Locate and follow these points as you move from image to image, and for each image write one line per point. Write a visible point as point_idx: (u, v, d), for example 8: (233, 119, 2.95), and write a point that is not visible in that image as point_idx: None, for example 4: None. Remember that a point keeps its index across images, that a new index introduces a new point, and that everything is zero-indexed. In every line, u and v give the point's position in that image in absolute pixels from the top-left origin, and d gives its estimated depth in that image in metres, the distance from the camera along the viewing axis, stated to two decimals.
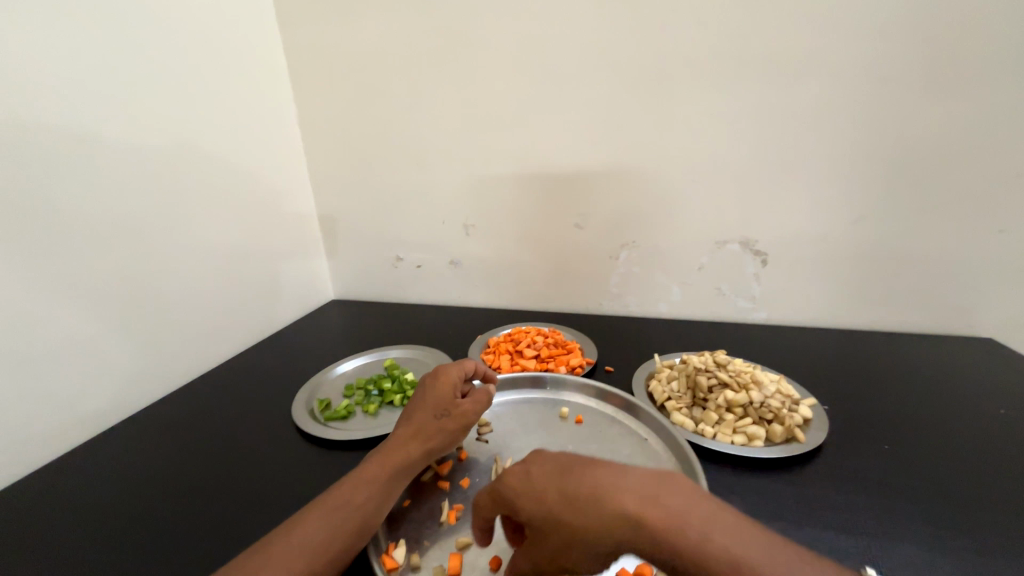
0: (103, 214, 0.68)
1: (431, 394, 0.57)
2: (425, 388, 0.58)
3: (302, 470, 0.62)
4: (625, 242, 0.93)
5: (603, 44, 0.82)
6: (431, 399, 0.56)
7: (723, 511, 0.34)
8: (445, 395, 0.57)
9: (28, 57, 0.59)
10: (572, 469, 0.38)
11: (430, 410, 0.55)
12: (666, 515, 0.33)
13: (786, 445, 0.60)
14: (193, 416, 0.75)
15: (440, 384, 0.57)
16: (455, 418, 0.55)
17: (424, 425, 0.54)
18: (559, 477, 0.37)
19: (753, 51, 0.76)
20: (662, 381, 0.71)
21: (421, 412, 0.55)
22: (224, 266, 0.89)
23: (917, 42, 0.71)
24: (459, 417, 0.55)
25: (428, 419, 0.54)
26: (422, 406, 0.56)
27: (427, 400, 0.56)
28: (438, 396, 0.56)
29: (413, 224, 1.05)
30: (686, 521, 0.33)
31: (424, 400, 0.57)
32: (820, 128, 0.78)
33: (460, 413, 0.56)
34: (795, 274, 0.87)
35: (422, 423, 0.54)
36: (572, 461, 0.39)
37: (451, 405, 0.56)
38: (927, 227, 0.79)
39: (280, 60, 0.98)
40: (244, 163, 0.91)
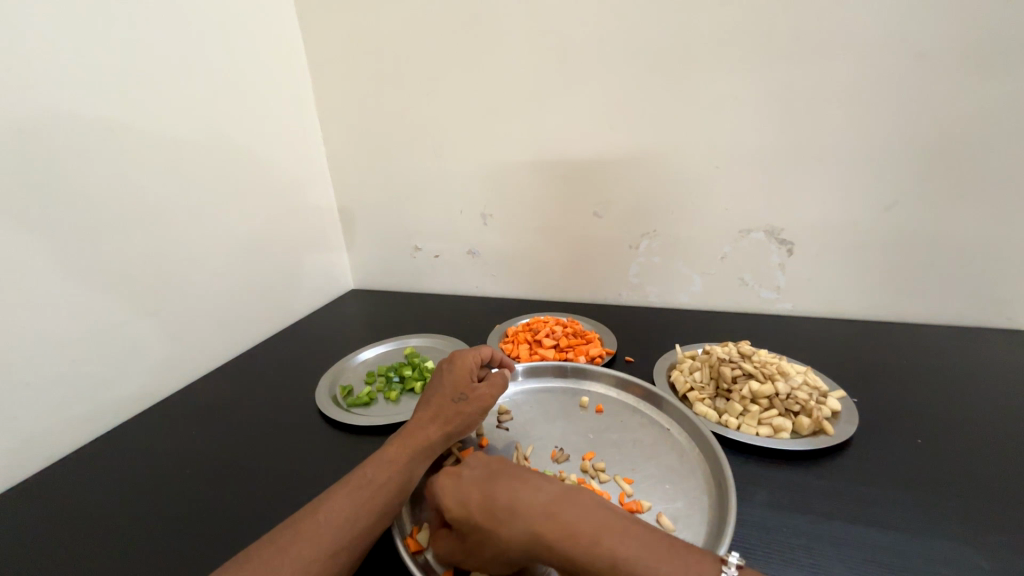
0: (133, 204, 0.70)
1: (448, 378, 0.57)
2: (442, 373, 0.59)
3: (326, 454, 0.64)
4: (646, 231, 0.91)
5: (624, 27, 0.79)
6: (448, 383, 0.57)
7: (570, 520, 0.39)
8: (462, 379, 0.57)
9: (57, 52, 0.61)
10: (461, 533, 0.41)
11: (448, 394, 0.56)
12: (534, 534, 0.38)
13: (813, 438, 0.58)
14: (222, 400, 0.78)
15: (456, 368, 0.58)
16: (472, 401, 0.55)
17: (442, 408, 0.54)
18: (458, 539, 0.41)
19: (782, 30, 0.73)
20: (684, 371, 0.70)
21: (438, 396, 0.56)
22: (246, 254, 0.90)
23: (962, 17, 0.66)
24: (477, 400, 0.55)
25: (446, 402, 0.55)
26: (440, 390, 0.57)
27: (444, 384, 0.57)
28: (455, 380, 0.57)
29: (430, 215, 1.05)
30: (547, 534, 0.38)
31: (441, 385, 0.57)
32: (852, 111, 0.74)
33: (479, 396, 0.56)
34: (823, 263, 0.84)
35: (440, 407, 0.55)
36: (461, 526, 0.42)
37: (469, 388, 0.56)
38: (969, 214, 0.75)
39: (299, 46, 0.98)
40: (264, 152, 0.92)
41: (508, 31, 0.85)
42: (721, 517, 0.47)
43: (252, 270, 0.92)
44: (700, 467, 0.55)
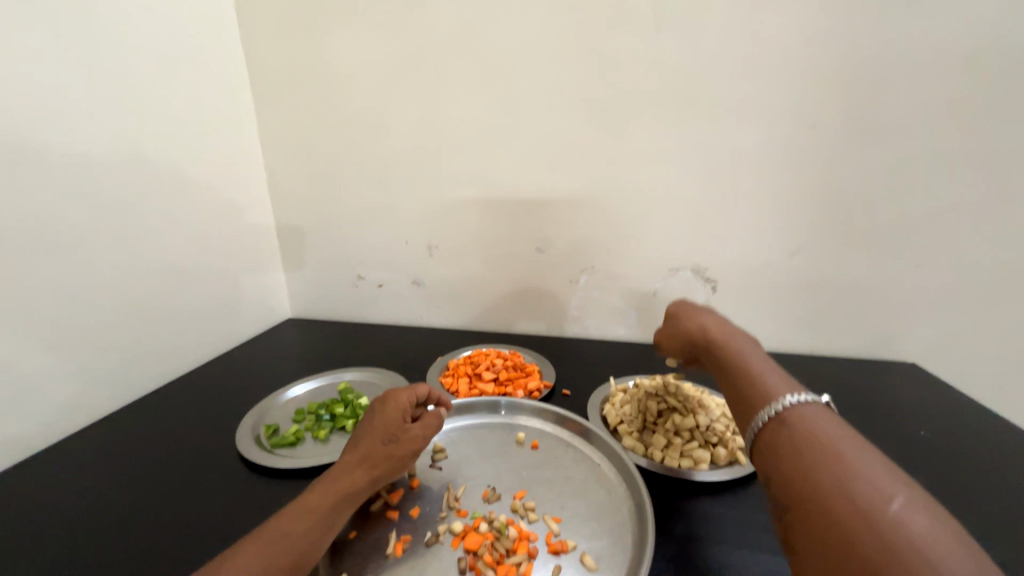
0: (40, 225, 0.65)
1: (378, 419, 0.56)
2: (374, 412, 0.57)
3: (243, 501, 0.60)
4: (585, 266, 0.95)
5: (564, 78, 0.85)
6: (379, 424, 0.55)
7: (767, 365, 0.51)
8: (394, 419, 0.56)
9: None
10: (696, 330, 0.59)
11: (378, 435, 0.54)
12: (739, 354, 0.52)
13: (729, 468, 0.62)
14: (128, 442, 0.71)
15: (390, 409, 0.56)
16: (403, 443, 0.54)
17: (370, 451, 0.53)
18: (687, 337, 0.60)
19: (700, 92, 0.81)
20: (616, 405, 0.72)
21: (367, 437, 0.54)
22: (170, 282, 0.84)
23: (843, 94, 0.78)
24: (407, 443, 0.54)
25: (375, 444, 0.53)
26: (369, 431, 0.55)
27: (375, 425, 0.55)
28: (387, 421, 0.55)
29: (375, 244, 1.04)
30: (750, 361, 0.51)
31: (371, 425, 0.55)
32: (761, 166, 0.83)
33: (410, 438, 0.55)
34: (742, 300, 0.92)
35: (369, 449, 0.53)
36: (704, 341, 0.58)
37: (401, 430, 0.55)
38: (858, 260, 0.86)
39: (241, 70, 0.97)
40: (198, 175, 0.88)
41: (456, 73, 0.89)
42: (640, 555, 0.49)
43: (177, 298, 0.86)
44: (624, 501, 0.57)
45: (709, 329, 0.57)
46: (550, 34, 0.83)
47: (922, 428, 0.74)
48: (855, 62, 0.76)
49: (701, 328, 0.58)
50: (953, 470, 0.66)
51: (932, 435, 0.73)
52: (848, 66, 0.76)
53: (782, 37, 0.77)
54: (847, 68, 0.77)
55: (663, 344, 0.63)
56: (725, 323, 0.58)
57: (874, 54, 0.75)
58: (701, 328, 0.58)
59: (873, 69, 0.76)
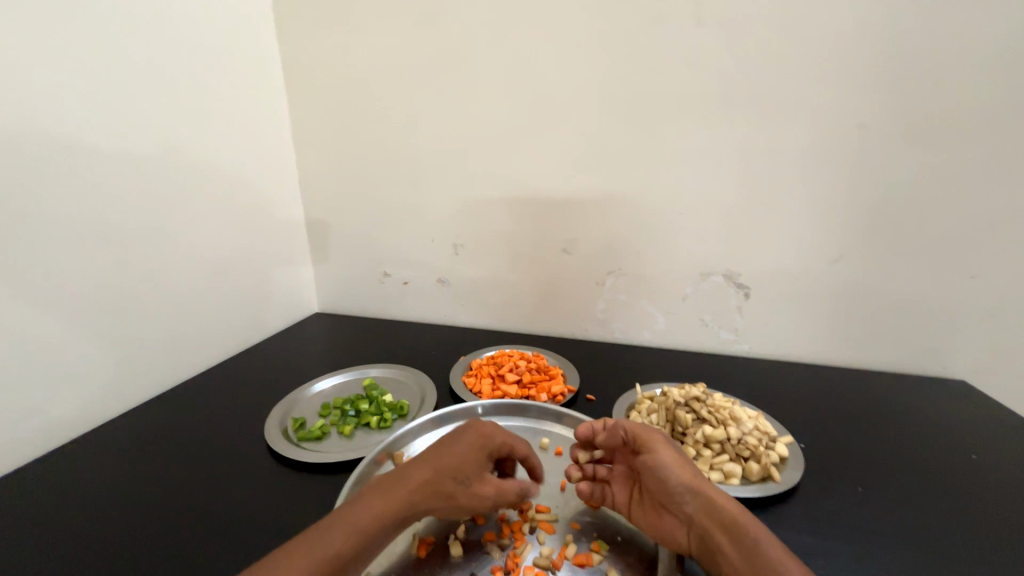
0: (84, 219, 0.68)
1: (465, 449, 0.51)
2: (465, 438, 0.53)
3: (270, 493, 0.61)
4: (611, 269, 0.93)
5: (595, 77, 0.83)
6: (464, 456, 0.51)
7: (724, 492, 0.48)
8: (478, 461, 0.52)
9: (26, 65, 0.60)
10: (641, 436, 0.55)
11: (456, 467, 0.50)
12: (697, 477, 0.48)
13: (762, 484, 0.60)
14: (164, 430, 0.74)
15: (477, 445, 0.52)
16: (471, 495, 0.50)
17: (440, 481, 0.49)
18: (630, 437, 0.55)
19: (737, 92, 0.78)
20: (642, 412, 0.70)
21: (448, 462, 0.50)
22: (204, 273, 0.87)
23: (893, 94, 0.74)
24: (473, 495, 0.50)
25: (450, 477, 0.49)
26: (453, 459, 0.50)
27: (461, 453, 0.51)
28: (472, 460, 0.51)
29: (402, 242, 1.04)
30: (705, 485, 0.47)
31: (456, 450, 0.51)
32: (801, 169, 0.80)
33: (478, 492, 0.50)
34: (775, 309, 0.89)
35: (441, 477, 0.49)
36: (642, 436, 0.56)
37: (476, 477, 0.51)
38: (905, 269, 0.81)
39: (275, 66, 0.99)
40: (233, 171, 0.91)
41: (484, 69, 0.88)
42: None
43: (211, 291, 0.89)
44: None
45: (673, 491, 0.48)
46: (581, 30, 0.82)
47: (972, 450, 0.70)
48: (908, 57, 0.72)
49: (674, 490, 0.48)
50: (1009, 497, 0.61)
51: (985, 459, 0.68)
52: (899, 66, 0.72)
53: (828, 31, 0.73)
54: (898, 65, 0.72)
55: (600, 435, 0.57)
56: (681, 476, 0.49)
57: (929, 49, 0.71)
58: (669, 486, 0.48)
59: (927, 68, 0.72)
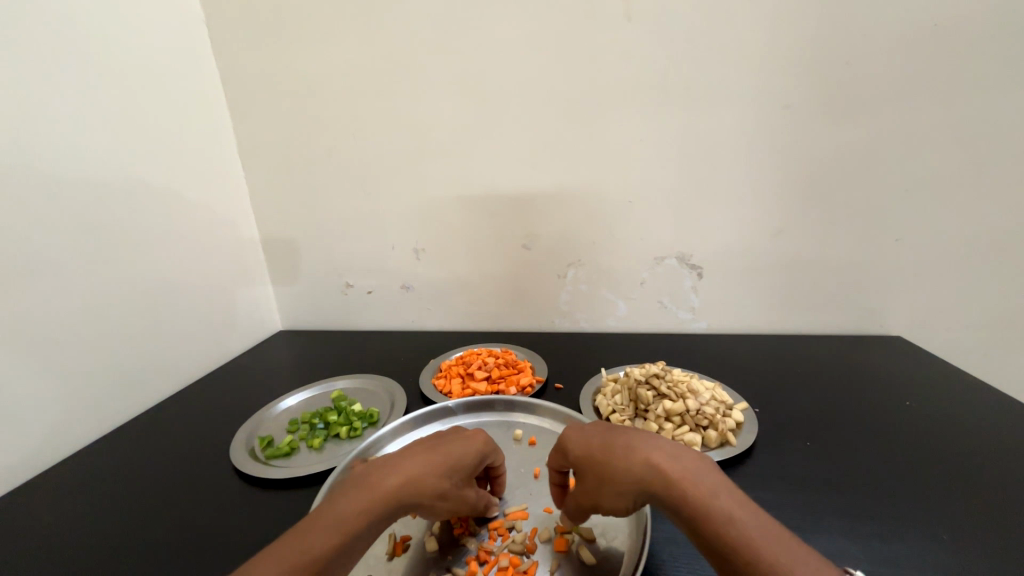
0: (24, 251, 0.64)
1: (463, 450, 0.49)
2: (462, 438, 0.51)
3: (241, 513, 0.60)
4: (572, 261, 0.96)
5: (541, 75, 0.86)
6: (461, 457, 0.49)
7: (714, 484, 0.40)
8: (470, 465, 0.50)
9: None
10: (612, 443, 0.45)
11: (450, 468, 0.48)
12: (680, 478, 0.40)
13: (721, 449, 0.63)
14: (124, 462, 0.70)
15: (472, 447, 0.50)
16: (457, 497, 0.48)
17: (436, 479, 0.46)
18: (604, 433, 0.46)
19: (675, 81, 0.82)
20: (607, 395, 0.73)
21: (444, 458, 0.47)
22: (157, 300, 0.83)
23: (813, 75, 0.79)
24: (457, 499, 0.48)
25: (444, 476, 0.47)
26: (450, 456, 0.48)
27: (458, 453, 0.49)
28: (466, 460, 0.49)
29: (362, 251, 1.04)
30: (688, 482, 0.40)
31: (454, 448, 0.49)
32: (738, 151, 0.85)
33: (463, 495, 0.49)
34: (727, 285, 0.94)
35: (436, 476, 0.46)
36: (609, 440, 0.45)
37: (464, 482, 0.49)
38: (838, 238, 0.87)
39: (215, 81, 0.96)
40: (181, 190, 0.88)
41: (431, 74, 0.89)
42: (637, 553, 0.49)
43: (167, 316, 0.85)
44: None
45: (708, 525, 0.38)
46: (523, 31, 0.84)
47: (907, 398, 0.76)
48: (824, 41, 0.77)
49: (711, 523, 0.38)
50: (939, 437, 0.67)
51: (918, 405, 0.74)
52: (817, 50, 0.78)
53: (752, 21, 0.78)
54: (816, 48, 0.78)
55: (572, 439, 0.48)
56: (702, 461, 0.42)
57: (842, 33, 0.77)
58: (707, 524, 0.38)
59: (841, 50, 0.77)
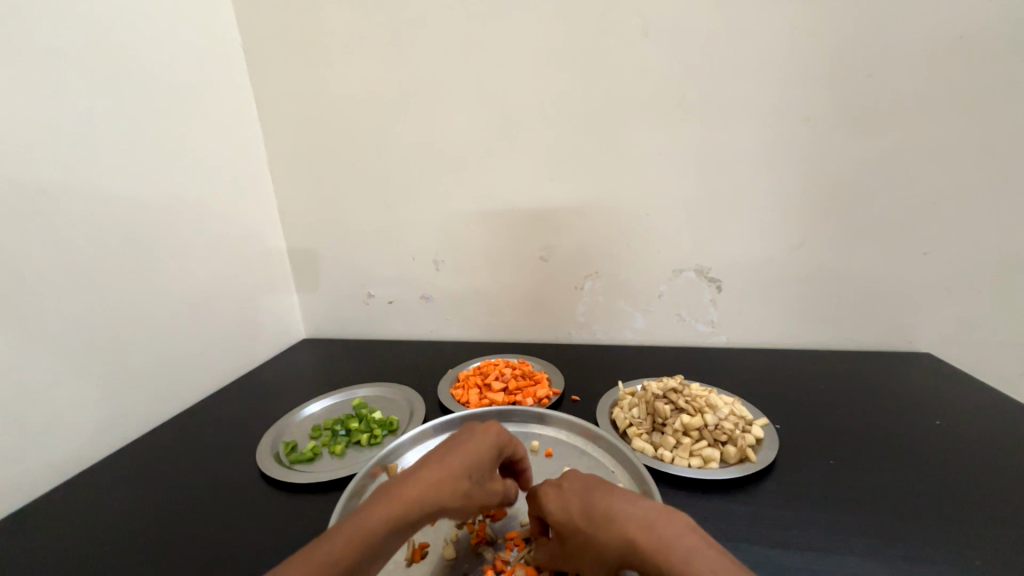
0: (68, 262, 0.69)
1: (480, 446, 0.51)
2: (477, 436, 0.52)
3: (265, 515, 0.62)
4: (589, 273, 0.97)
5: (557, 92, 0.88)
6: (479, 453, 0.50)
7: (708, 547, 0.38)
8: (490, 460, 0.51)
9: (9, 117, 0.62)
10: (592, 504, 0.45)
11: (472, 465, 0.49)
12: (656, 540, 0.39)
13: (740, 465, 0.62)
14: (157, 463, 0.74)
15: (486, 443, 0.51)
16: (486, 492, 0.49)
17: (458, 478, 0.47)
18: (584, 493, 0.47)
19: (690, 97, 0.83)
20: (624, 408, 0.73)
21: (461, 459, 0.49)
22: (188, 308, 0.88)
23: (831, 89, 0.79)
24: (487, 493, 0.49)
25: (466, 475, 0.48)
26: (469, 456, 0.49)
27: (474, 450, 0.50)
28: (484, 455, 0.50)
29: (383, 262, 1.06)
30: (670, 546, 0.38)
31: (471, 447, 0.50)
32: (755, 164, 0.84)
33: (491, 490, 0.50)
34: (747, 298, 0.92)
35: (457, 476, 0.47)
36: (592, 495, 0.46)
37: (489, 476, 0.50)
38: (862, 251, 0.86)
39: (248, 101, 1.01)
40: (214, 203, 0.93)
41: (451, 92, 0.92)
42: None
43: (196, 323, 0.90)
44: None
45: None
46: (540, 50, 0.86)
47: (937, 417, 0.74)
48: (842, 55, 0.77)
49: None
50: (970, 458, 0.65)
51: (948, 424, 0.72)
52: (835, 64, 0.78)
53: (769, 36, 0.78)
54: (833, 62, 0.78)
55: (550, 500, 0.49)
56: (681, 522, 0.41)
57: (860, 47, 0.76)
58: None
59: (859, 63, 0.77)
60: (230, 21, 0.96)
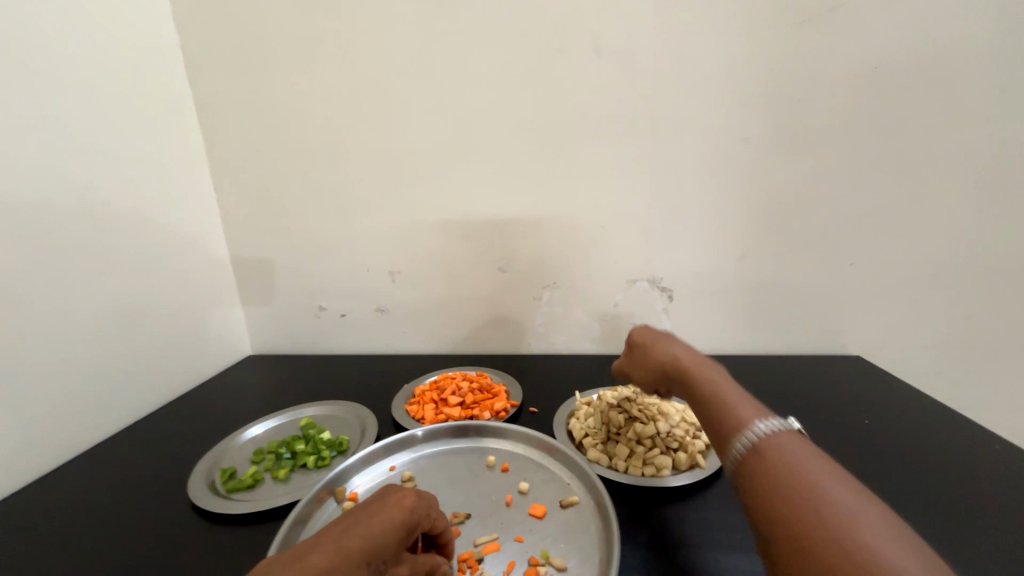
0: None
1: (385, 523, 0.40)
2: (385, 509, 0.42)
3: (196, 552, 0.57)
4: (547, 283, 0.97)
5: (514, 105, 0.88)
6: (383, 532, 0.40)
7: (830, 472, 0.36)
8: (397, 541, 0.41)
9: None
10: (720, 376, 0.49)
11: (372, 548, 0.38)
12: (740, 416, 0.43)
13: (691, 472, 0.64)
14: (72, 500, 0.67)
15: (393, 520, 0.41)
16: None
17: (355, 565, 0.36)
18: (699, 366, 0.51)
19: (641, 114, 0.86)
20: (581, 418, 0.74)
21: (359, 539, 0.38)
22: (115, 326, 0.80)
23: (767, 111, 0.84)
24: None
25: (363, 562, 0.37)
26: (369, 535, 0.39)
27: (378, 528, 0.40)
28: (392, 535, 0.40)
29: (337, 273, 1.03)
30: (800, 467, 0.37)
31: (375, 523, 0.40)
32: (701, 179, 0.89)
33: None
34: (697, 307, 0.96)
35: (352, 564, 0.36)
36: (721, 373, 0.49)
37: (390, 562, 0.40)
38: (799, 262, 0.92)
39: (188, 103, 0.95)
40: (150, 212, 0.86)
41: (407, 101, 0.90)
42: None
43: (124, 342, 0.82)
44: (593, 521, 0.57)
45: (808, 472, 0.36)
46: (497, 63, 0.87)
47: (866, 417, 0.79)
48: (776, 80, 0.83)
49: (830, 496, 0.34)
50: (896, 455, 0.70)
51: (876, 423, 0.77)
52: (770, 87, 0.83)
53: (711, 59, 0.83)
54: (768, 85, 0.83)
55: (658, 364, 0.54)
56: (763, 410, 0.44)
57: (792, 73, 0.82)
58: (828, 491, 0.35)
59: (792, 87, 0.83)
60: (167, 18, 0.90)
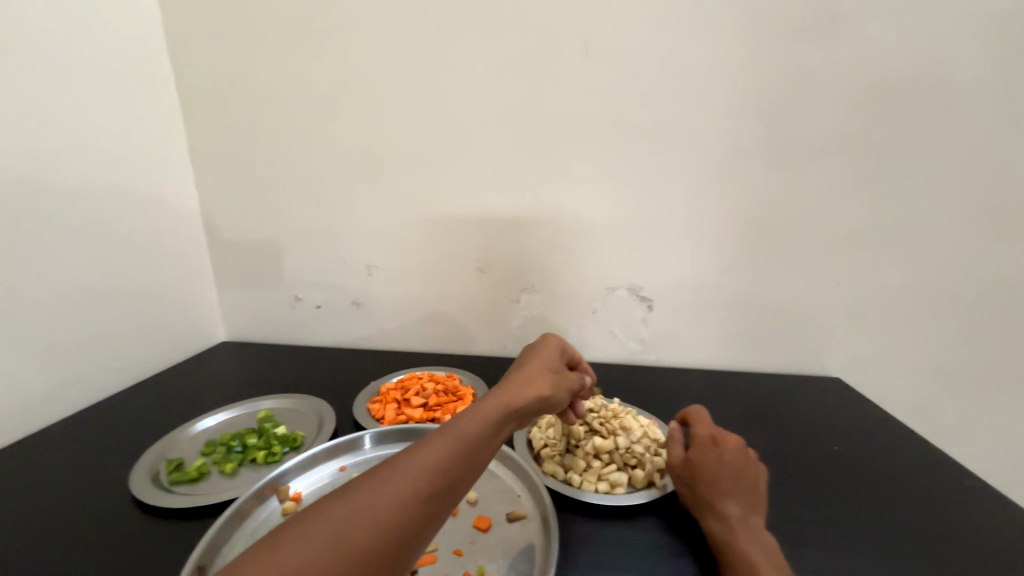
0: None
1: (510, 393, 0.50)
2: (507, 386, 0.51)
3: (128, 543, 0.55)
4: (525, 286, 0.96)
5: (500, 101, 0.86)
6: (512, 396, 0.50)
7: None
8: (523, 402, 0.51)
9: None
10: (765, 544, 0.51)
11: (505, 406, 0.49)
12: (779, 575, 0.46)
13: (646, 491, 0.62)
14: (14, 481, 0.65)
15: (514, 389, 0.51)
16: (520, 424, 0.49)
17: (496, 417, 0.47)
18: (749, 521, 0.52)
19: (628, 118, 0.84)
20: (542, 427, 0.72)
21: (493, 405, 0.48)
22: (80, 307, 0.79)
23: (757, 122, 0.82)
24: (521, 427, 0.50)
25: (500, 413, 0.48)
26: (501, 400, 0.49)
27: (506, 395, 0.50)
28: (517, 398, 0.50)
29: (314, 263, 1.01)
30: None
31: (502, 393, 0.50)
32: (686, 189, 0.86)
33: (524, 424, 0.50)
34: (676, 318, 0.94)
35: (491, 417, 0.47)
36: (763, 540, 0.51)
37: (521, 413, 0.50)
38: (782, 278, 0.90)
39: (169, 82, 0.93)
40: (121, 190, 0.84)
41: (392, 91, 0.88)
42: None
43: (88, 322, 0.80)
44: (536, 537, 0.55)
45: None
46: (485, 58, 0.85)
47: (836, 442, 0.77)
48: (767, 91, 0.81)
49: None
50: (860, 484, 0.68)
51: (845, 449, 0.75)
52: (761, 98, 0.81)
53: (702, 66, 0.80)
54: (759, 96, 0.81)
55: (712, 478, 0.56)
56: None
57: (784, 85, 0.80)
58: None
59: (783, 99, 0.81)
60: None
